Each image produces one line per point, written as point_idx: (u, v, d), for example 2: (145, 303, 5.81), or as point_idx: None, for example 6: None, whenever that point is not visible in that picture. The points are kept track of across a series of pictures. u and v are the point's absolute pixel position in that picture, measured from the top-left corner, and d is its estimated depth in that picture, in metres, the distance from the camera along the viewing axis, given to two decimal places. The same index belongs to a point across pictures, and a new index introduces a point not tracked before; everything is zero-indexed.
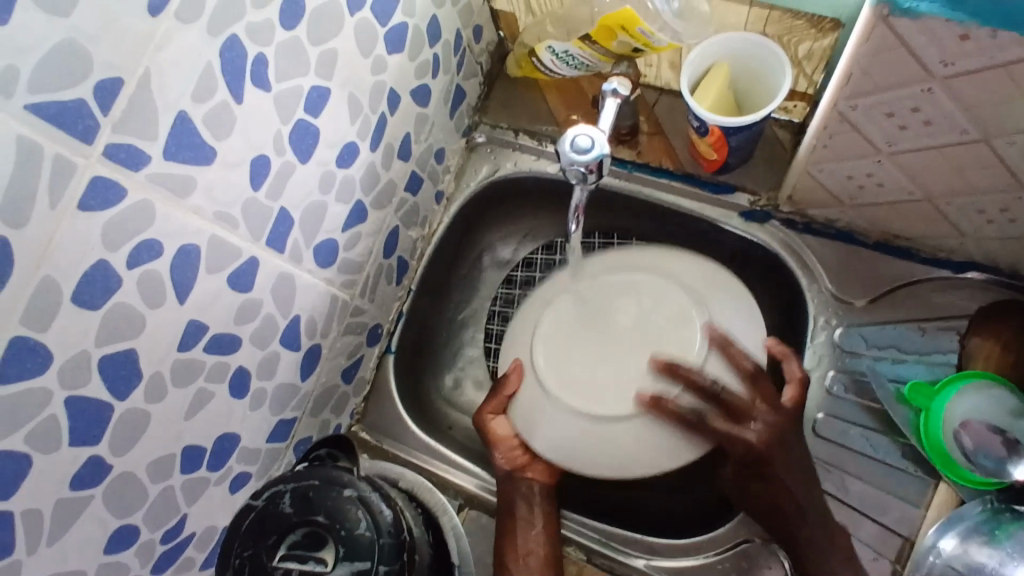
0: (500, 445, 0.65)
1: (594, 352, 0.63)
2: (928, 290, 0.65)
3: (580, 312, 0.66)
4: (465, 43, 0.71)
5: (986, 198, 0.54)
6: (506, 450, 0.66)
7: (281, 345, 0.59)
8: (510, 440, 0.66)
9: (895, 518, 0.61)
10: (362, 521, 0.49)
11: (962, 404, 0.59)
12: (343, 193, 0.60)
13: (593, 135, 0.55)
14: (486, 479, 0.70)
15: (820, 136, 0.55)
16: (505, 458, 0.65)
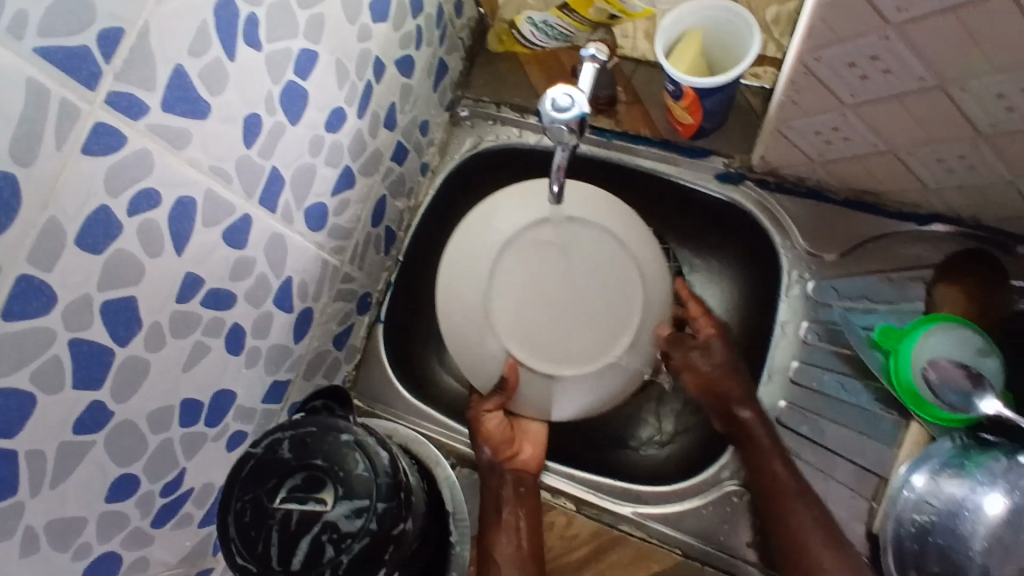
0: (491, 438, 0.67)
1: (566, 329, 0.64)
2: (895, 243, 0.69)
3: (538, 275, 0.64)
4: (447, 17, 0.73)
5: (946, 148, 0.57)
6: (498, 444, 0.66)
7: (274, 305, 0.60)
8: (501, 433, 0.67)
9: (868, 458, 0.64)
10: (359, 463, 0.50)
11: (927, 347, 0.62)
12: (332, 158, 0.62)
13: (573, 94, 0.57)
14: None
15: (788, 90, 0.58)
16: (493, 452, 0.66)
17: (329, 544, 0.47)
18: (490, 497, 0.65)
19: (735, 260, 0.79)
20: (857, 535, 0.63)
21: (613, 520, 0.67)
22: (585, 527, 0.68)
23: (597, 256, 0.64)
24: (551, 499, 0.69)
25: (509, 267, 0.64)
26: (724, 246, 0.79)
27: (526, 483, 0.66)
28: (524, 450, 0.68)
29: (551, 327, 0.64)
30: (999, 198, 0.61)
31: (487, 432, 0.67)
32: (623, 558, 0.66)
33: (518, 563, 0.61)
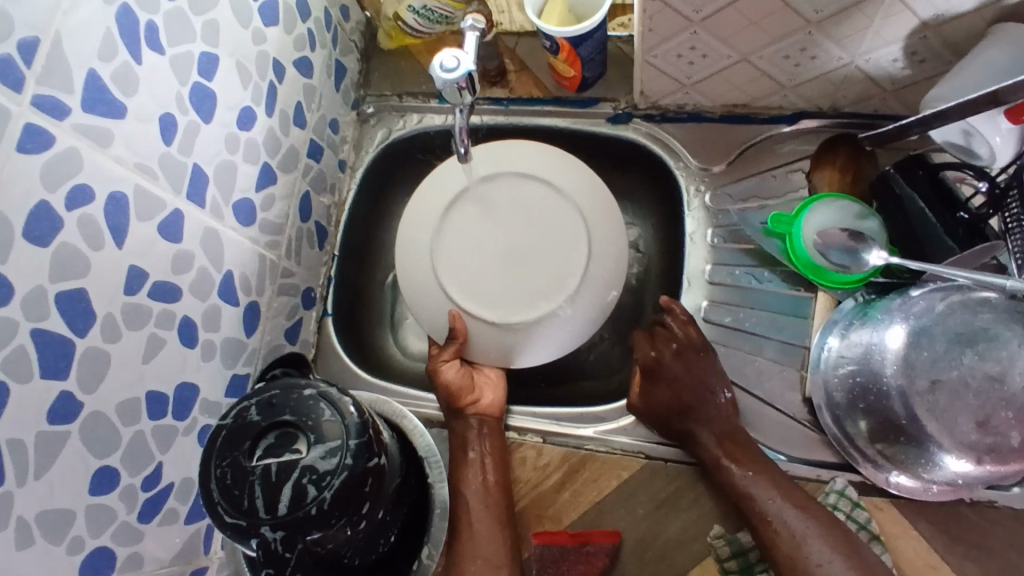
0: (449, 385, 0.71)
1: (519, 276, 0.73)
2: (772, 144, 0.77)
3: (475, 228, 0.74)
4: (336, 21, 0.79)
5: (787, 43, 0.65)
6: (456, 390, 0.71)
7: (220, 299, 0.64)
8: (461, 382, 0.71)
9: (790, 333, 0.72)
10: (327, 411, 0.54)
11: (815, 221, 0.70)
12: (250, 156, 0.66)
13: (458, 56, 0.63)
14: None
15: (643, 20, 0.65)
16: (453, 398, 0.71)
17: (310, 485, 0.50)
18: (457, 440, 0.70)
19: (642, 193, 0.86)
20: (794, 402, 0.70)
21: (580, 442, 0.72)
22: (556, 454, 0.72)
23: (525, 204, 0.74)
24: (518, 438, 0.73)
25: (444, 239, 0.74)
26: (631, 182, 0.86)
27: (489, 424, 0.71)
28: (486, 396, 0.73)
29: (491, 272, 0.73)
30: (844, 80, 0.70)
31: (444, 378, 0.71)
32: (595, 474, 0.71)
33: (485, 495, 0.66)
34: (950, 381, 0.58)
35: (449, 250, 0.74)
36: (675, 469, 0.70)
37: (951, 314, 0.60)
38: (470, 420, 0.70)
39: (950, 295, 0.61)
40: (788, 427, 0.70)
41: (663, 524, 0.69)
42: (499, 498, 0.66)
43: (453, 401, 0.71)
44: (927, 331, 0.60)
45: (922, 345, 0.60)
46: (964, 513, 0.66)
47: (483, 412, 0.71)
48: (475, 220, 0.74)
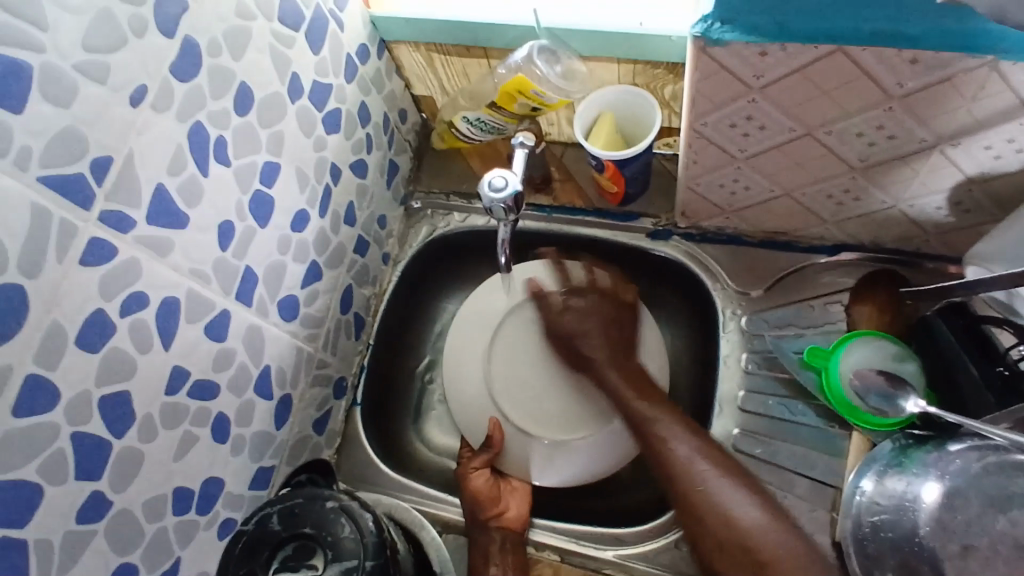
0: (474, 494, 0.72)
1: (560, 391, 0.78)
2: (811, 274, 0.77)
3: (523, 345, 0.81)
4: (393, 124, 0.84)
5: (830, 185, 0.66)
6: (481, 500, 0.71)
7: (256, 393, 0.65)
8: (489, 493, 0.72)
9: (822, 471, 0.70)
10: (346, 527, 0.54)
11: (853, 357, 0.69)
12: (300, 254, 0.69)
13: (506, 176, 0.66)
14: None
15: (688, 153, 0.67)
16: (476, 507, 0.71)
17: None
18: (477, 552, 0.69)
19: (676, 308, 0.86)
20: (824, 546, 0.67)
21: (597, 565, 0.71)
22: (572, 575, 0.72)
23: (565, 324, 0.81)
24: (536, 552, 0.73)
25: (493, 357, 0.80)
26: (665, 295, 0.86)
27: (511, 540, 0.70)
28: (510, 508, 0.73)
29: (535, 389, 0.79)
30: (887, 221, 0.70)
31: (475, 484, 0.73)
32: None
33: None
34: (981, 548, 0.57)
35: (496, 367, 0.80)
36: None
37: (986, 477, 0.59)
38: (493, 534, 0.70)
39: (986, 455, 0.59)
40: None
41: None
42: None
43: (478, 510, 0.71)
44: (961, 493, 0.59)
45: (957, 507, 0.59)
46: None
47: (507, 522, 0.71)
48: (521, 337, 0.81)
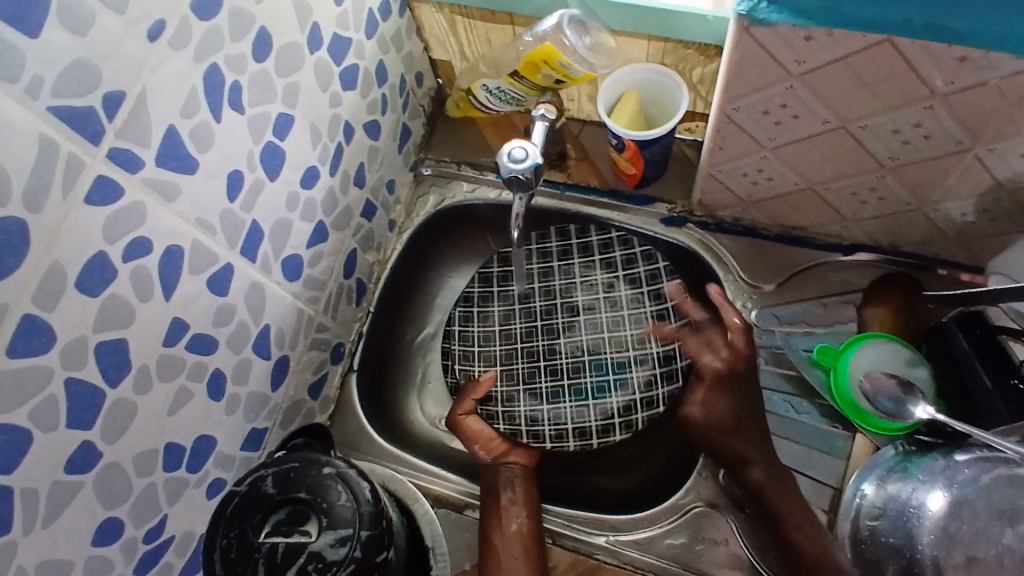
0: (479, 436, 0.73)
1: None
2: (824, 272, 0.76)
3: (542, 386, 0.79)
4: (409, 87, 0.82)
5: (856, 182, 0.65)
6: (483, 440, 0.73)
7: (253, 352, 0.63)
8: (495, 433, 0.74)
9: (822, 471, 0.70)
10: (342, 494, 0.52)
11: (863, 360, 0.68)
12: (307, 213, 0.67)
13: (527, 147, 0.64)
14: (456, 480, 0.75)
15: (716, 138, 0.65)
16: (484, 448, 0.73)
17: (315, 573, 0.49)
18: (488, 494, 0.70)
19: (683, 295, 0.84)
20: None
21: (589, 550, 0.70)
22: (562, 559, 0.70)
23: None
24: None
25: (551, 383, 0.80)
26: (673, 281, 0.84)
27: (520, 475, 0.71)
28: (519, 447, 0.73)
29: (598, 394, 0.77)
30: (908, 223, 0.69)
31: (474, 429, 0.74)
32: None
33: (519, 549, 0.66)
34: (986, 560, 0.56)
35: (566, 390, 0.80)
36: None
37: (995, 490, 0.57)
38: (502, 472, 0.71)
39: (996, 467, 0.58)
40: None
41: None
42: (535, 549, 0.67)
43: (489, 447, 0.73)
44: (970, 503, 0.58)
45: (961, 517, 0.58)
46: None
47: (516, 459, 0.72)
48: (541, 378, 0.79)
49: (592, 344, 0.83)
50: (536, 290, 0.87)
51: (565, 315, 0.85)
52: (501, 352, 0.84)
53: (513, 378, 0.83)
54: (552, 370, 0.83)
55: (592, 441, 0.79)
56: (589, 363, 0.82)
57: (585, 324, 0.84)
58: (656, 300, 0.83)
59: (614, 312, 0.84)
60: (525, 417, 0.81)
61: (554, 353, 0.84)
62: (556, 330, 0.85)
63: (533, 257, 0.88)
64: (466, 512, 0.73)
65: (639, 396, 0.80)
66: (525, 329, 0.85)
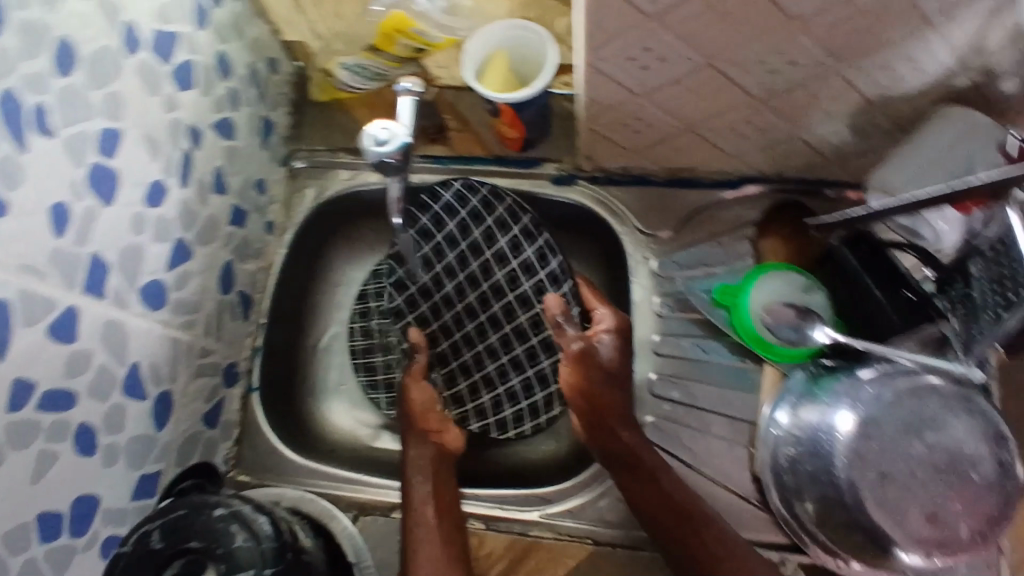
0: (417, 409, 0.69)
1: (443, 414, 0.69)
2: (718, 210, 0.76)
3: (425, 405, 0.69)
4: (262, 76, 0.74)
5: (732, 117, 0.64)
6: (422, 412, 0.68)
7: (125, 396, 0.58)
8: (428, 407, 0.69)
9: (738, 408, 0.70)
10: (239, 534, 0.49)
11: (764, 291, 0.69)
12: (159, 233, 0.61)
13: (390, 127, 0.59)
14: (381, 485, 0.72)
15: (587, 90, 0.62)
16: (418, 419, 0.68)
17: None
18: (412, 471, 0.65)
19: (586, 253, 0.82)
20: (744, 481, 0.69)
21: (524, 528, 0.69)
22: (498, 542, 0.69)
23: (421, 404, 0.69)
24: None
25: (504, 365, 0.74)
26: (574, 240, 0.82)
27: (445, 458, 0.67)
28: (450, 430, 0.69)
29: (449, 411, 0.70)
30: (790, 151, 0.69)
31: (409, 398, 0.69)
32: (540, 564, 0.68)
33: (440, 538, 0.60)
34: (898, 474, 0.57)
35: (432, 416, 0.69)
36: (623, 554, 0.68)
37: (899, 403, 0.58)
38: (428, 447, 0.67)
39: (898, 381, 0.59)
40: (733, 506, 0.68)
41: None
42: (457, 534, 0.61)
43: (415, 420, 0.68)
44: (877, 421, 0.58)
45: (871, 435, 0.58)
46: None
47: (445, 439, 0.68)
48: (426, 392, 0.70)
49: (508, 311, 0.74)
50: (439, 273, 0.75)
51: (473, 291, 0.75)
52: (449, 349, 0.75)
53: (468, 372, 0.75)
54: (489, 348, 0.75)
55: (539, 414, 0.73)
56: (513, 331, 0.74)
57: (491, 289, 0.74)
58: (531, 238, 0.73)
59: (507, 267, 0.74)
60: (491, 407, 0.74)
61: (484, 331, 0.75)
62: (474, 309, 0.75)
63: (420, 240, 0.75)
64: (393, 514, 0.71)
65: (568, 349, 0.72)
66: (454, 317, 0.75)
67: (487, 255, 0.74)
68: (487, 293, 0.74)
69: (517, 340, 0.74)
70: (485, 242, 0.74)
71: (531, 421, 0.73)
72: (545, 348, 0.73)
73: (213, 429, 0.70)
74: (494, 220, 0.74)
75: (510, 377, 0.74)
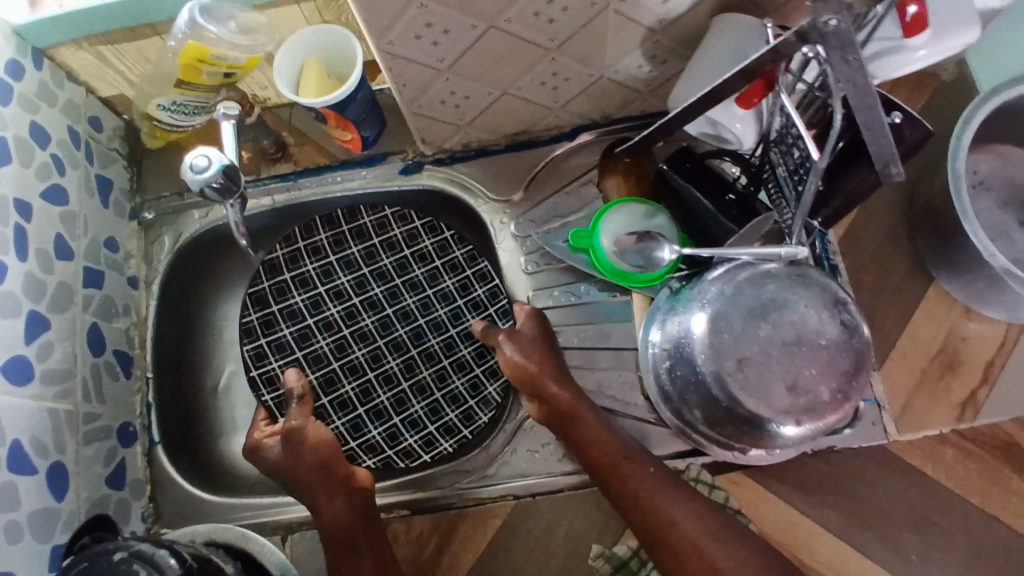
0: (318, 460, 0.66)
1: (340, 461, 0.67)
2: (560, 162, 0.79)
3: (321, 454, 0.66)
4: (86, 135, 0.74)
5: (537, 71, 0.67)
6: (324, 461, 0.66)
7: (13, 473, 0.59)
8: (328, 451, 0.66)
9: (617, 339, 0.75)
10: (142, 570, 0.50)
11: (612, 227, 0.73)
12: (7, 308, 0.61)
13: (209, 154, 0.60)
14: None
15: (395, 76, 0.65)
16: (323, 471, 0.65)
17: None
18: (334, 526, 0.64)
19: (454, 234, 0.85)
20: (638, 403, 0.73)
21: (448, 503, 0.71)
22: (425, 522, 0.71)
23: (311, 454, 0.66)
24: (386, 516, 0.71)
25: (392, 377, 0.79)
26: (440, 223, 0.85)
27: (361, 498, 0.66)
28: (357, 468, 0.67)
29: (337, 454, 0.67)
30: (605, 92, 0.73)
31: (303, 455, 0.66)
32: (469, 531, 0.71)
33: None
34: (754, 357, 0.61)
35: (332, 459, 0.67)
36: (544, 501, 0.71)
37: (739, 294, 0.63)
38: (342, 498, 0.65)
39: (736, 275, 0.63)
40: (632, 426, 0.72)
41: (545, 561, 0.69)
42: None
43: (321, 479, 0.65)
44: (724, 314, 0.62)
45: (721, 329, 0.62)
46: (811, 465, 0.70)
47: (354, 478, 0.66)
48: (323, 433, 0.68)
49: (415, 335, 0.81)
50: (321, 295, 0.81)
51: (371, 314, 0.81)
52: (353, 390, 0.78)
53: (349, 406, 0.77)
54: (384, 374, 0.79)
55: (456, 432, 0.76)
56: (419, 355, 0.80)
57: (395, 314, 0.81)
58: (454, 271, 0.82)
59: (419, 294, 0.82)
60: (386, 438, 0.76)
61: (378, 358, 0.80)
62: (369, 333, 0.81)
63: (303, 259, 0.82)
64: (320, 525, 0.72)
65: (479, 369, 0.79)
66: (333, 344, 0.80)
67: (394, 281, 0.82)
68: (390, 318, 0.81)
69: (422, 362, 0.80)
70: (394, 269, 0.82)
71: (448, 440, 0.75)
72: (458, 369, 0.79)
73: (119, 489, 0.70)
74: (408, 252, 0.82)
75: (410, 403, 0.78)
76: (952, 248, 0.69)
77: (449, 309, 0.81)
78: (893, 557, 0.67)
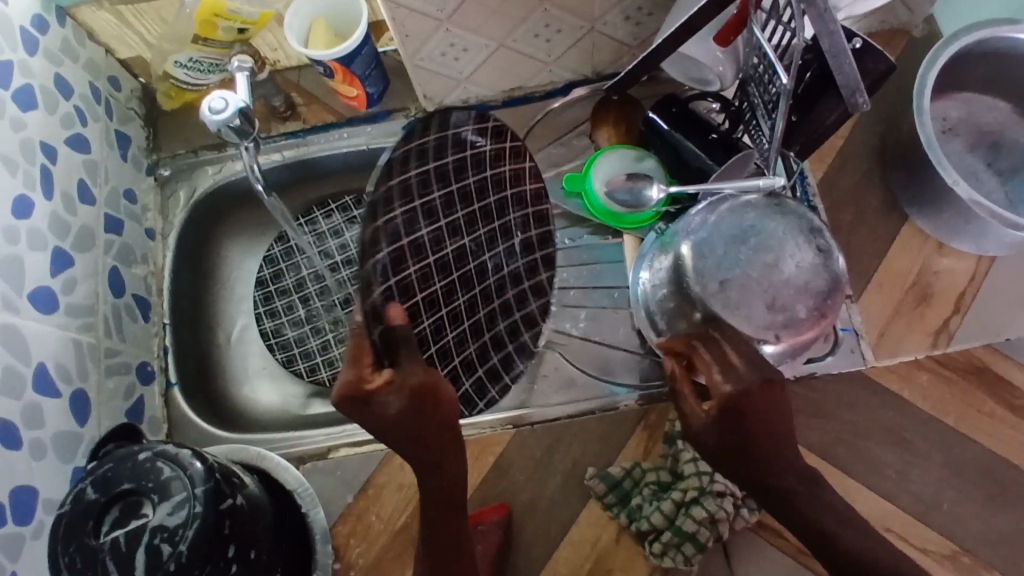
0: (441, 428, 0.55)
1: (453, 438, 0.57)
2: (558, 115, 0.85)
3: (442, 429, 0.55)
4: (105, 93, 0.79)
5: (532, 22, 0.71)
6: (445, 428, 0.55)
7: (38, 394, 0.63)
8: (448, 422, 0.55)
9: (611, 278, 0.79)
10: (166, 468, 0.54)
11: (603, 172, 0.77)
12: (35, 243, 0.66)
13: (225, 96, 0.65)
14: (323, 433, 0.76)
15: (397, 28, 0.69)
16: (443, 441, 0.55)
17: (164, 543, 0.51)
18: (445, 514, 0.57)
19: None
20: (630, 336, 0.77)
21: None
22: None
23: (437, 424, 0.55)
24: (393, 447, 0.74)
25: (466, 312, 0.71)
26: None
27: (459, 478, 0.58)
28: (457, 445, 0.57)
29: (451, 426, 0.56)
30: (596, 45, 0.78)
31: (434, 422, 0.54)
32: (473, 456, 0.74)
33: None
34: (735, 280, 0.65)
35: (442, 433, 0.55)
36: (542, 430, 0.74)
37: (722, 223, 0.67)
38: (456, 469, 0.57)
39: (719, 206, 0.68)
40: (624, 358, 0.77)
41: (544, 484, 0.73)
42: None
43: (444, 445, 0.55)
44: (708, 242, 0.67)
45: (706, 255, 0.66)
46: (796, 390, 0.74)
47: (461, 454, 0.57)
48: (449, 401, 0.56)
49: (468, 278, 0.72)
50: (397, 220, 0.65)
51: (437, 254, 0.69)
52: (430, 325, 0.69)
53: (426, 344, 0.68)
54: (454, 312, 0.71)
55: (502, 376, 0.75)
56: (480, 293, 0.73)
57: (435, 264, 0.69)
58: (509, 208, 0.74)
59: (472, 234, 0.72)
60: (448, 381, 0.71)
61: (451, 294, 0.71)
62: (445, 268, 0.70)
63: (394, 201, 0.65)
64: (330, 454, 0.76)
65: (518, 314, 0.75)
66: (420, 272, 0.67)
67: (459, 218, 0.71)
68: (450, 259, 0.70)
69: (481, 301, 0.73)
70: (457, 206, 0.71)
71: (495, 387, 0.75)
72: (504, 312, 0.74)
73: (138, 422, 0.74)
74: (455, 186, 0.70)
75: (467, 344, 0.72)
76: (925, 184, 0.73)
77: (495, 254, 0.74)
78: (872, 473, 0.71)
